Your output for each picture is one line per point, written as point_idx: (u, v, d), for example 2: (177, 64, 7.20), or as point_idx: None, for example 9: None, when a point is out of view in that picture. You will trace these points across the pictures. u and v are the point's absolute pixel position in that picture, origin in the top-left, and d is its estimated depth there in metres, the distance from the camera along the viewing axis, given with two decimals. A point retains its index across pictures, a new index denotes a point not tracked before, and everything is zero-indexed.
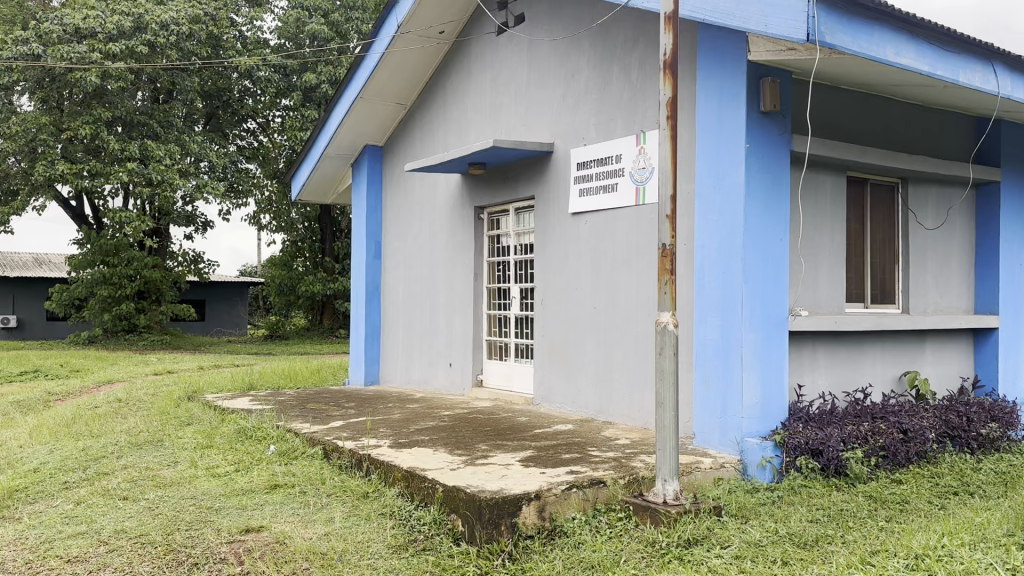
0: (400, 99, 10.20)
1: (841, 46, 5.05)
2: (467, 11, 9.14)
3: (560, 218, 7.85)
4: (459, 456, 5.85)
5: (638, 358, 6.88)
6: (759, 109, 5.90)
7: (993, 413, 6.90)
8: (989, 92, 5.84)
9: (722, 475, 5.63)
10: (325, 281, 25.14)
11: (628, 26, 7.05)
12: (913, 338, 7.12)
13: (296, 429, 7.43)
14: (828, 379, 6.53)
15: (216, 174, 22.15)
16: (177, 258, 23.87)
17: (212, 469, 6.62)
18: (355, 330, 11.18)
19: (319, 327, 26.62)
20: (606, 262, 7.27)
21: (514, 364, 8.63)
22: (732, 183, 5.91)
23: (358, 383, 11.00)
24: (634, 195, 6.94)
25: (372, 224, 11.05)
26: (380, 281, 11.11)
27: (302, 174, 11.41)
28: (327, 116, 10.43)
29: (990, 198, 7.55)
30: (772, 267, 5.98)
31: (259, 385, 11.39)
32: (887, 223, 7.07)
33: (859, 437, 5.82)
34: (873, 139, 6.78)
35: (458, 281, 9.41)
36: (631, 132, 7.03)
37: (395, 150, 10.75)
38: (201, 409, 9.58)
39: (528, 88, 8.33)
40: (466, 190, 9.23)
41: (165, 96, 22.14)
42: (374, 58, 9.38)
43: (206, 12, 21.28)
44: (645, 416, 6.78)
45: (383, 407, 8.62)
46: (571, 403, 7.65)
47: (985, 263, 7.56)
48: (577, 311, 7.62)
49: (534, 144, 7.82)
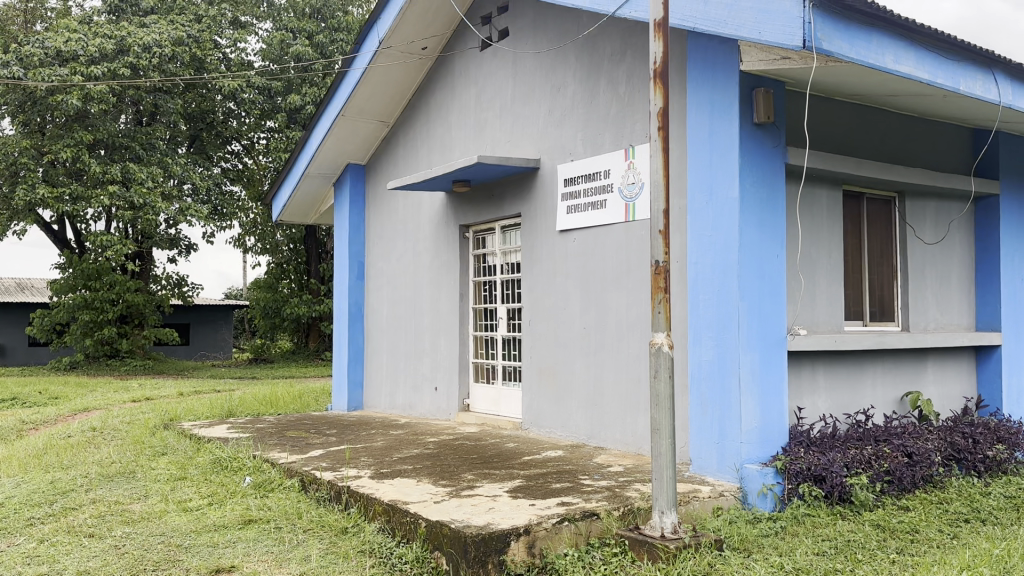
0: (383, 117, 9.95)
1: (839, 52, 4.78)
2: (450, 26, 8.93)
3: (547, 237, 7.60)
4: (444, 487, 5.53)
5: (630, 380, 6.61)
6: (752, 120, 5.68)
7: (999, 434, 6.67)
8: (990, 101, 5.62)
9: (721, 504, 5.36)
10: (310, 303, 24.64)
11: (615, 38, 6.85)
12: (914, 358, 6.88)
13: (274, 460, 7.10)
14: (828, 401, 6.27)
15: (200, 197, 21.83)
16: (160, 282, 23.46)
17: (184, 503, 6.27)
18: (338, 354, 10.85)
19: (305, 350, 26.16)
20: (595, 280, 7.01)
21: (502, 388, 8.33)
22: (726, 198, 5.67)
23: (341, 409, 10.66)
24: (623, 212, 6.70)
25: (355, 245, 10.77)
26: (363, 303, 10.80)
27: (283, 194, 11.13)
28: (309, 135, 10.17)
29: (989, 212, 7.35)
30: (769, 285, 5.73)
31: (239, 412, 11.03)
32: (885, 239, 6.86)
33: (863, 462, 5.56)
34: (869, 152, 6.57)
35: (443, 302, 9.13)
36: (619, 146, 6.79)
37: (378, 169, 10.49)
38: (176, 438, 9.21)
39: (513, 103, 8.09)
40: (451, 208, 8.98)
41: (147, 118, 21.87)
42: (356, 75, 9.15)
43: (189, 34, 21.10)
44: (638, 441, 6.50)
45: (366, 434, 8.28)
46: (561, 428, 7.35)
47: (986, 279, 7.34)
48: (566, 332, 7.35)
49: (519, 160, 7.57)
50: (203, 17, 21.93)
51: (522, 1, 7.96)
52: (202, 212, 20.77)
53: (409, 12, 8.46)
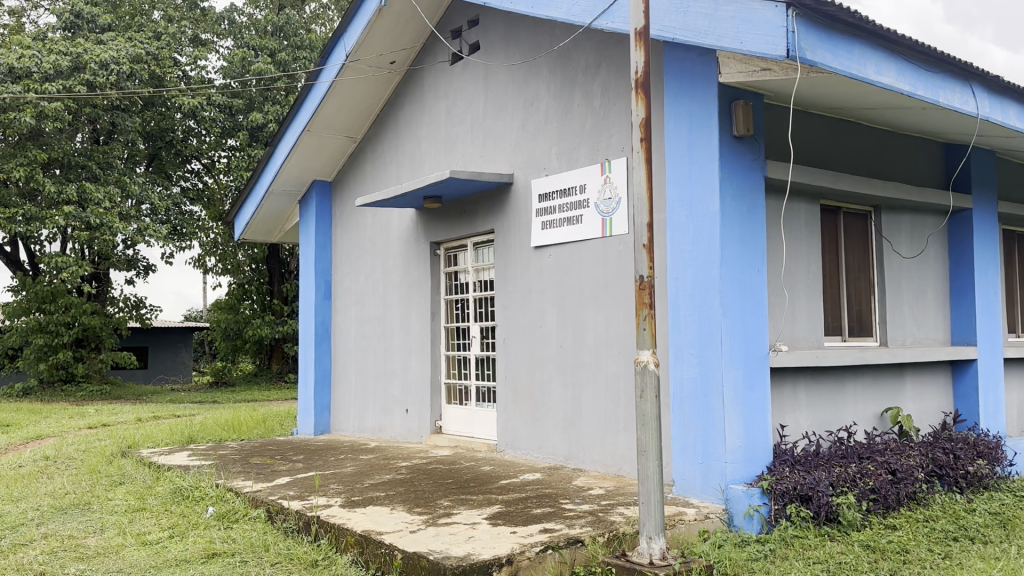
0: (350, 132, 9.74)
1: (823, 62, 4.70)
2: (419, 40, 8.77)
3: (521, 253, 7.43)
4: (419, 515, 5.29)
5: (609, 400, 6.44)
6: (731, 133, 5.58)
7: (979, 449, 6.60)
8: (968, 114, 5.59)
9: (707, 527, 5.20)
10: (273, 324, 24.12)
11: (590, 51, 6.74)
12: (893, 373, 6.81)
13: (238, 489, 6.80)
14: (810, 419, 6.16)
15: (159, 216, 21.31)
16: (118, 304, 22.79)
17: (142, 536, 5.94)
18: (303, 376, 10.53)
19: (267, 372, 25.60)
20: (571, 297, 6.85)
21: (475, 409, 8.11)
22: (707, 212, 5.56)
23: (308, 433, 10.32)
24: (600, 227, 6.56)
25: (321, 263, 10.50)
26: (330, 323, 10.51)
27: (246, 213, 10.84)
28: (274, 151, 9.91)
29: (963, 226, 7.34)
30: (751, 300, 5.61)
31: (200, 438, 10.63)
32: (862, 253, 6.81)
33: (848, 480, 5.44)
34: (845, 165, 6.53)
35: (413, 321, 8.90)
36: (595, 160, 6.66)
37: (345, 186, 10.25)
38: (134, 466, 8.83)
39: (485, 118, 7.94)
40: (421, 225, 8.77)
41: (105, 137, 21.35)
42: (323, 88, 8.94)
43: (148, 51, 20.67)
44: (618, 462, 6.33)
45: (335, 460, 7.99)
46: (538, 449, 7.15)
47: (961, 293, 7.32)
48: (541, 350, 7.17)
49: (492, 175, 7.41)
50: (163, 34, 21.52)
51: (492, 14, 7.84)
52: (161, 233, 20.25)
53: (378, 24, 8.29)
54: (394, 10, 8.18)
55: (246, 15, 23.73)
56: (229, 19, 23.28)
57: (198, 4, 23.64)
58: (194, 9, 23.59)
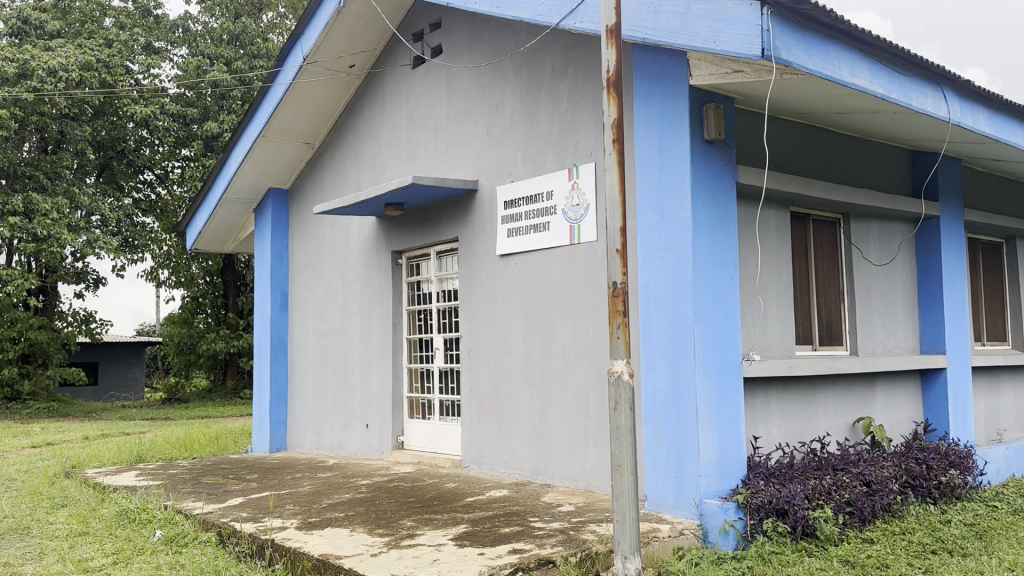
0: (308, 138, 9.45)
1: (798, 63, 4.57)
2: (380, 43, 8.53)
3: (486, 262, 7.21)
4: (380, 537, 5.00)
5: (577, 413, 6.24)
6: (702, 137, 5.42)
7: (951, 458, 6.52)
8: (940, 119, 5.52)
9: (682, 544, 4.99)
10: (227, 338, 23.45)
11: (556, 55, 6.57)
12: (864, 383, 6.71)
13: (187, 511, 6.45)
14: (783, 430, 6.00)
15: (109, 228, 20.62)
16: (67, 318, 21.94)
17: (83, 563, 5.55)
18: (258, 391, 10.14)
19: (222, 388, 24.89)
20: (539, 307, 6.64)
21: (439, 424, 7.83)
22: (678, 218, 5.39)
23: (263, 450, 9.93)
24: (568, 234, 6.37)
25: (278, 274, 10.14)
26: (286, 336, 10.15)
27: (199, 222, 10.47)
28: (228, 157, 9.57)
29: (930, 234, 7.30)
30: (723, 308, 5.44)
31: (149, 457, 10.17)
32: (832, 261, 6.71)
33: (823, 492, 5.29)
34: (815, 172, 6.43)
35: (374, 333, 8.60)
36: (562, 165, 6.48)
37: (303, 194, 9.93)
38: (78, 487, 8.37)
39: (448, 123, 7.72)
40: (383, 233, 8.51)
41: (53, 146, 20.66)
42: (280, 91, 8.65)
43: (98, 58, 20.06)
44: (588, 477, 6.11)
45: (291, 479, 7.65)
46: (504, 465, 6.91)
47: (929, 301, 7.27)
48: (507, 362, 6.95)
49: (456, 182, 7.18)
50: (114, 41, 20.94)
51: (456, 17, 7.63)
52: (111, 244, 19.61)
53: (337, 26, 8.04)
54: (354, 11, 7.94)
55: (201, 23, 23.14)
56: (183, 27, 22.67)
57: (152, 12, 23.01)
58: (147, 16, 22.98)
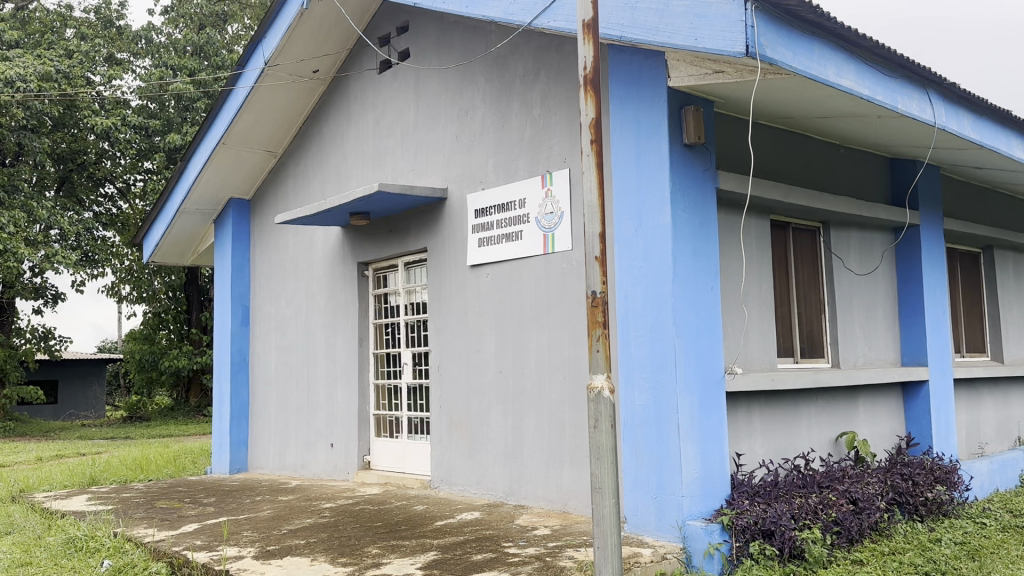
0: (270, 146, 9.10)
1: (783, 61, 4.35)
2: (346, 46, 8.22)
3: (456, 273, 6.92)
4: (343, 567, 4.66)
5: (552, 430, 5.96)
6: (682, 141, 5.17)
7: (937, 474, 6.33)
8: (925, 122, 5.35)
9: (664, 569, 4.68)
10: (190, 355, 22.78)
11: (528, 57, 6.33)
12: (846, 396, 6.51)
13: (138, 539, 6.03)
14: (765, 446, 5.76)
15: (68, 243, 19.90)
16: (25, 335, 21.18)
17: None
18: (218, 409, 9.71)
19: (184, 406, 24.19)
20: (512, 319, 6.37)
21: (408, 442, 7.49)
22: (657, 225, 5.12)
23: (223, 472, 9.50)
24: (541, 243, 6.11)
25: (239, 287, 9.75)
26: (247, 352, 9.74)
27: (156, 234, 10.07)
28: (187, 166, 9.22)
29: (911, 243, 7.14)
30: (705, 319, 5.19)
31: (103, 479, 9.68)
32: (812, 271, 6.53)
33: (809, 512, 5.05)
34: (795, 179, 6.24)
35: (339, 348, 8.25)
36: (535, 172, 6.22)
37: (265, 204, 9.57)
38: (23, 512, 7.87)
39: (416, 130, 7.44)
40: (348, 244, 8.18)
41: (9, 157, 19.97)
42: (240, 95, 8.32)
43: (57, 68, 19.43)
44: (564, 497, 5.83)
45: (251, 503, 7.25)
46: (475, 485, 6.59)
47: (910, 311, 7.11)
48: (479, 377, 6.65)
49: (424, 190, 6.89)
50: (74, 52, 20.13)
51: (424, 20, 7.36)
52: (70, 259, 18.99)
53: (299, 29, 7.75)
54: (317, 13, 7.64)
55: (165, 35, 22.46)
56: (146, 39, 21.96)
57: (114, 23, 22.21)
58: (109, 27, 22.15)
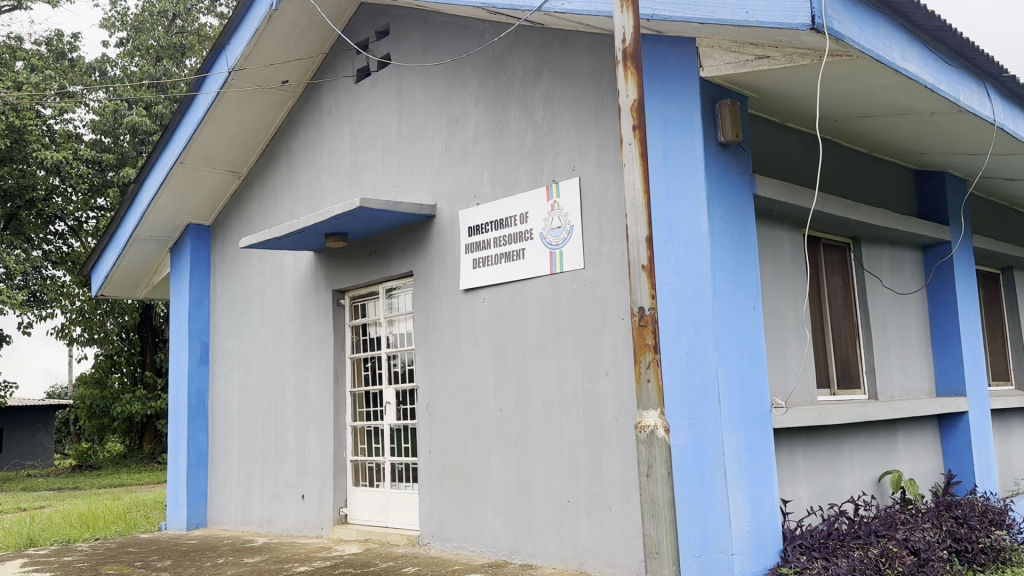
0: (233, 165, 8.28)
1: (849, 37, 3.76)
2: (319, 51, 7.48)
3: (447, 299, 6.15)
4: None
5: (565, 475, 5.18)
6: (716, 140, 4.50)
7: (991, 517, 5.63)
8: (985, 118, 4.88)
9: None
10: (144, 399, 21.44)
11: (528, 55, 5.66)
12: (886, 430, 5.83)
13: None
14: (809, 490, 5.04)
15: (14, 283, 18.57)
16: None
17: None
18: (174, 459, 8.72)
19: (138, 453, 22.80)
20: (513, 348, 5.61)
21: (391, 492, 6.63)
22: (692, 235, 4.40)
23: (178, 528, 8.50)
24: (548, 262, 5.39)
25: (197, 321, 8.83)
26: (206, 393, 8.78)
27: (105, 264, 9.15)
28: (141, 187, 8.36)
29: (942, 262, 6.54)
30: (747, 344, 4.49)
31: (41, 539, 8.59)
32: (845, 292, 5.88)
33: (873, 566, 4.30)
34: (826, 189, 5.61)
35: (312, 386, 7.39)
36: (538, 183, 5.52)
37: (227, 230, 8.72)
38: None
39: (399, 141, 6.70)
40: (322, 270, 7.38)
41: None
42: (203, 105, 7.54)
43: (6, 100, 18.31)
44: (580, 555, 5.04)
45: (212, 566, 6.29)
46: (473, 541, 5.75)
47: (943, 337, 6.49)
48: (474, 416, 5.85)
49: (410, 206, 6.14)
50: (24, 84, 18.91)
51: (407, 22, 6.67)
52: (17, 299, 17.66)
53: (268, 32, 7.01)
54: (288, 16, 6.93)
55: (120, 68, 21.33)
56: (101, 71, 20.83)
57: (67, 55, 20.96)
58: (61, 59, 20.86)
